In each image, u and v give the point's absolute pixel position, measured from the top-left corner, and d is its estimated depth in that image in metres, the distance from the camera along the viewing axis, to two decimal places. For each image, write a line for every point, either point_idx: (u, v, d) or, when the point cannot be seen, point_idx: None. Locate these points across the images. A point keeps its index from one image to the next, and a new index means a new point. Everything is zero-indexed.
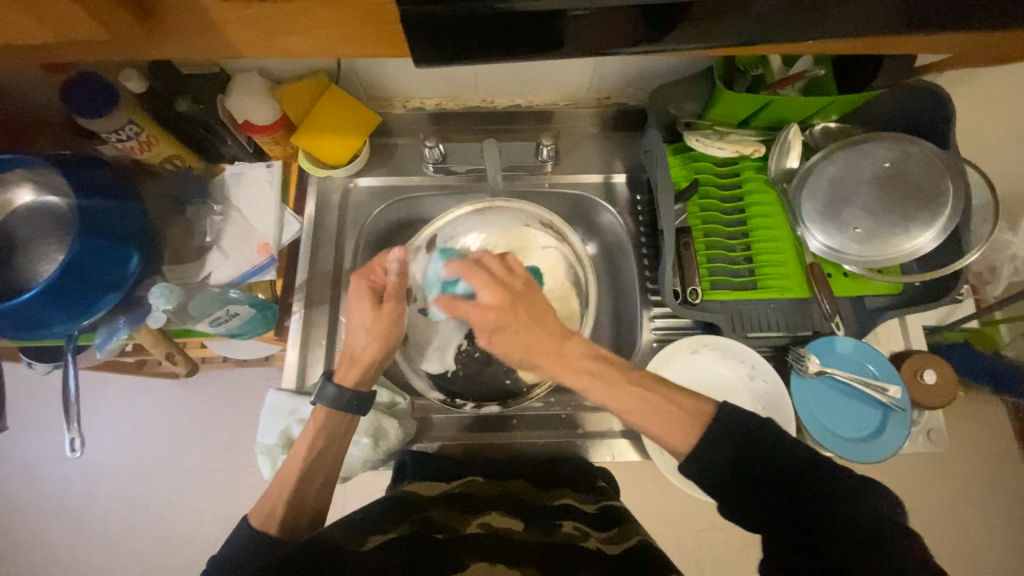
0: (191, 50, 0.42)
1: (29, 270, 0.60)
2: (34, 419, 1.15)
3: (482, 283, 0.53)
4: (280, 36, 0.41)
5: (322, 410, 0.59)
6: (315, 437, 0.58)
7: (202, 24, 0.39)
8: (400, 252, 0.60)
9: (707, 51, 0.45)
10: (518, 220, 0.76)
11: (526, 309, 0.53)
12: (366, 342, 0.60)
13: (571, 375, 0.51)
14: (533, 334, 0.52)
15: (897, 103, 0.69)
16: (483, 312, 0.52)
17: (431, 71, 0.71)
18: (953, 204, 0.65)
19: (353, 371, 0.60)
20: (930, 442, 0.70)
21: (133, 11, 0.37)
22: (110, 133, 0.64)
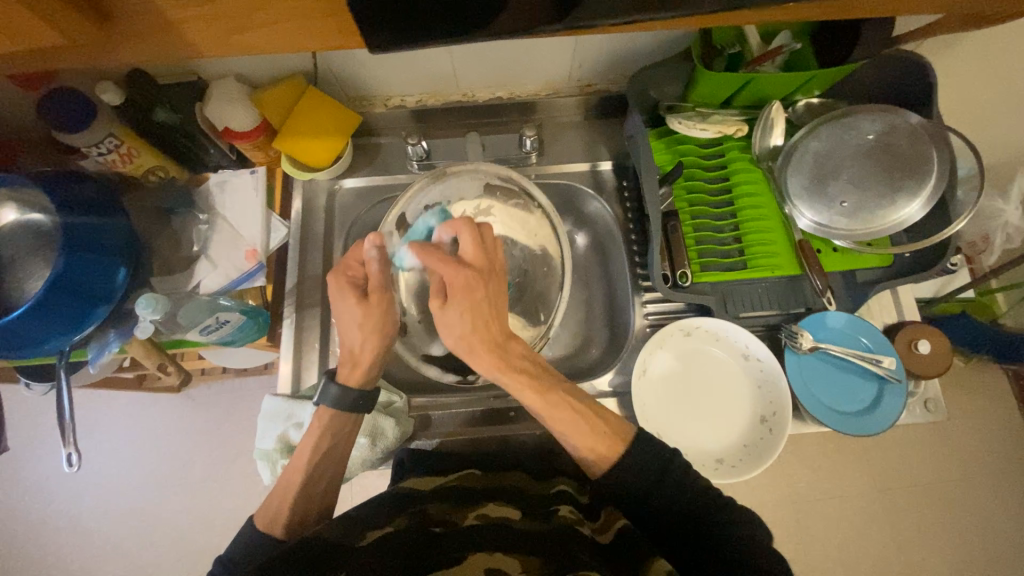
0: (154, 51, 0.41)
1: (17, 289, 0.60)
2: (37, 438, 1.15)
3: (467, 237, 0.53)
4: (240, 34, 0.40)
5: (326, 411, 0.59)
6: (308, 434, 0.58)
7: (162, 24, 0.38)
8: (376, 239, 0.58)
9: (685, 23, 0.44)
10: (478, 184, 0.72)
11: (492, 284, 0.54)
12: (364, 340, 0.60)
13: (505, 373, 0.53)
14: (488, 311, 0.52)
15: (879, 75, 0.68)
16: (459, 270, 0.52)
17: (410, 68, 0.71)
18: (939, 172, 0.65)
19: (357, 371, 0.61)
20: (928, 412, 0.69)
21: (90, 15, 0.37)
22: (90, 148, 0.64)
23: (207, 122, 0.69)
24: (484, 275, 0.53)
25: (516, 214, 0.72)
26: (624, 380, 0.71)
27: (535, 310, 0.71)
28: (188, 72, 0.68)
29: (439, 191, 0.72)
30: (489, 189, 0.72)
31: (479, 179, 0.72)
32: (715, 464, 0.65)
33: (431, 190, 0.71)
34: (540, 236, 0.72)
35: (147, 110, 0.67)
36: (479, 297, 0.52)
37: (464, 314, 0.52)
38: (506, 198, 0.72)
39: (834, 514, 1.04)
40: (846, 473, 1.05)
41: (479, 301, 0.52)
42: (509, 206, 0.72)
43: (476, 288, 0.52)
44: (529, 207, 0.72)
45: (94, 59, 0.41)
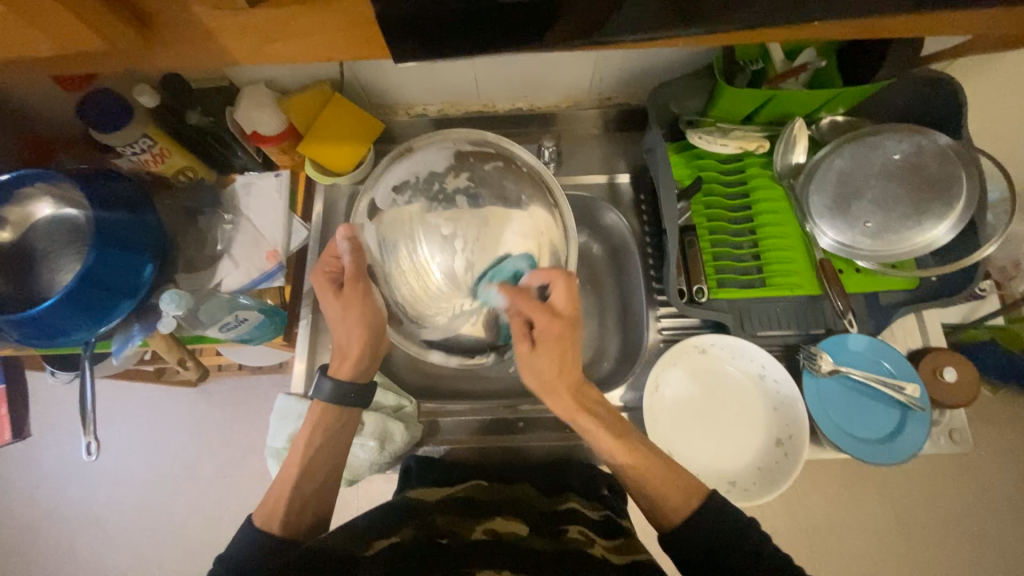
0: (187, 57, 0.42)
1: (49, 281, 0.62)
2: (59, 427, 1.18)
3: (559, 292, 0.57)
4: (272, 43, 0.40)
5: (319, 405, 0.60)
6: (316, 436, 0.59)
7: (196, 31, 0.39)
8: (344, 231, 0.58)
9: (711, 39, 0.43)
10: (448, 152, 0.64)
11: (575, 334, 0.57)
12: (349, 333, 0.60)
13: (582, 416, 0.56)
14: (571, 358, 0.57)
15: (906, 95, 0.67)
16: (550, 318, 0.56)
17: (434, 78, 0.72)
18: (969, 194, 0.64)
19: (347, 363, 0.61)
20: (953, 442, 0.67)
21: (129, 22, 0.38)
22: (125, 147, 0.67)
23: (235, 126, 0.71)
24: (573, 326, 0.57)
25: (492, 172, 0.64)
26: (634, 396, 0.70)
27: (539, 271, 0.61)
28: (221, 77, 0.71)
29: (406, 168, 0.64)
30: (461, 155, 0.64)
31: (448, 148, 0.65)
32: (727, 486, 0.63)
33: (394, 171, 0.64)
34: (530, 191, 0.64)
35: (181, 113, 0.70)
36: (566, 344, 0.56)
37: (554, 359, 0.56)
38: (482, 160, 0.64)
39: (850, 545, 1.00)
40: (863, 502, 1.02)
41: (567, 349, 0.57)
42: (492, 170, 0.64)
43: (565, 336, 0.56)
44: (514, 166, 0.65)
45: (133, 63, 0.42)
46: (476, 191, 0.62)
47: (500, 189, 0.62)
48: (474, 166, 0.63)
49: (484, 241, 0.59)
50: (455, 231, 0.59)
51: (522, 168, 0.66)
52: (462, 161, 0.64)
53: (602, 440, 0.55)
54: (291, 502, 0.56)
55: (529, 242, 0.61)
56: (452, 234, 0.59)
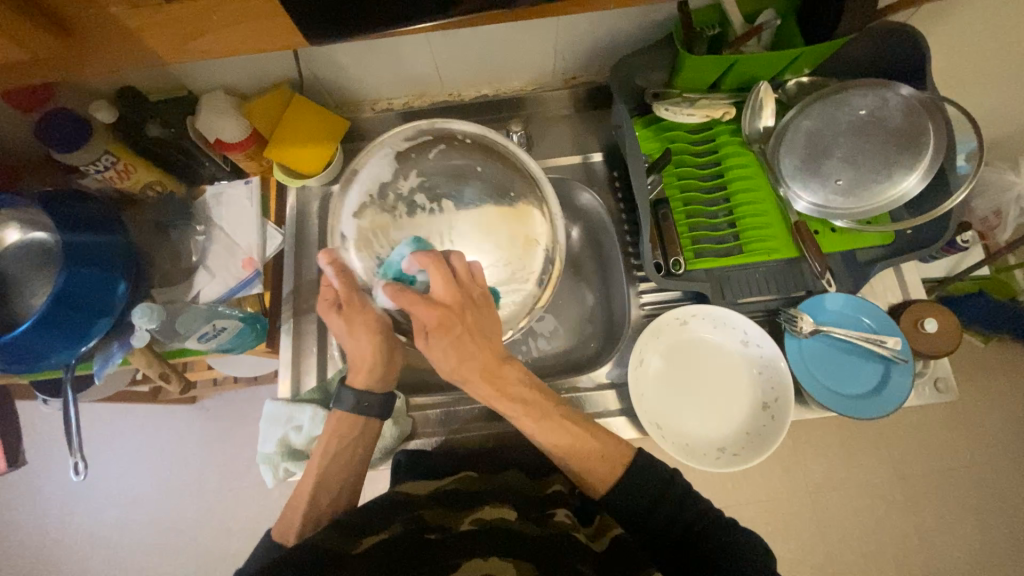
0: (118, 62, 0.41)
1: (22, 307, 0.62)
2: (59, 455, 1.18)
3: (439, 281, 0.53)
4: (198, 37, 0.39)
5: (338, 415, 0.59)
6: (332, 443, 0.59)
7: (120, 34, 0.38)
8: (325, 256, 0.57)
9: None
10: (391, 159, 0.66)
11: (473, 316, 0.54)
12: (362, 346, 0.58)
13: (506, 402, 0.54)
14: (473, 345, 0.53)
15: (868, 49, 0.66)
16: (431, 309, 0.52)
17: (395, 71, 0.71)
18: (936, 144, 0.64)
19: (361, 375, 0.60)
20: (938, 391, 0.67)
21: (51, 30, 0.37)
22: (87, 166, 0.66)
23: (198, 135, 0.71)
24: (461, 311, 0.53)
25: (439, 162, 0.67)
26: (621, 371, 0.70)
27: (522, 228, 0.66)
28: (178, 87, 0.71)
29: (361, 190, 0.65)
30: (403, 158, 0.66)
31: (391, 156, 0.66)
32: (716, 453, 0.64)
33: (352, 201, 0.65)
34: (480, 161, 0.68)
35: (140, 125, 0.68)
36: (459, 330, 0.53)
37: (449, 349, 0.53)
38: (424, 151, 0.67)
39: (853, 504, 1.01)
40: (863, 460, 1.03)
41: (460, 336, 0.53)
42: (440, 159, 0.67)
43: (451, 323, 0.53)
44: (457, 142, 0.68)
45: (68, 70, 0.41)
46: (435, 185, 0.67)
47: (452, 175, 0.67)
48: (422, 164, 0.67)
49: (467, 218, 0.65)
50: (436, 230, 0.64)
51: (464, 140, 0.68)
52: (410, 164, 0.66)
53: (530, 427, 0.55)
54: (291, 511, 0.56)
55: (502, 205, 0.66)
56: (437, 234, 0.64)
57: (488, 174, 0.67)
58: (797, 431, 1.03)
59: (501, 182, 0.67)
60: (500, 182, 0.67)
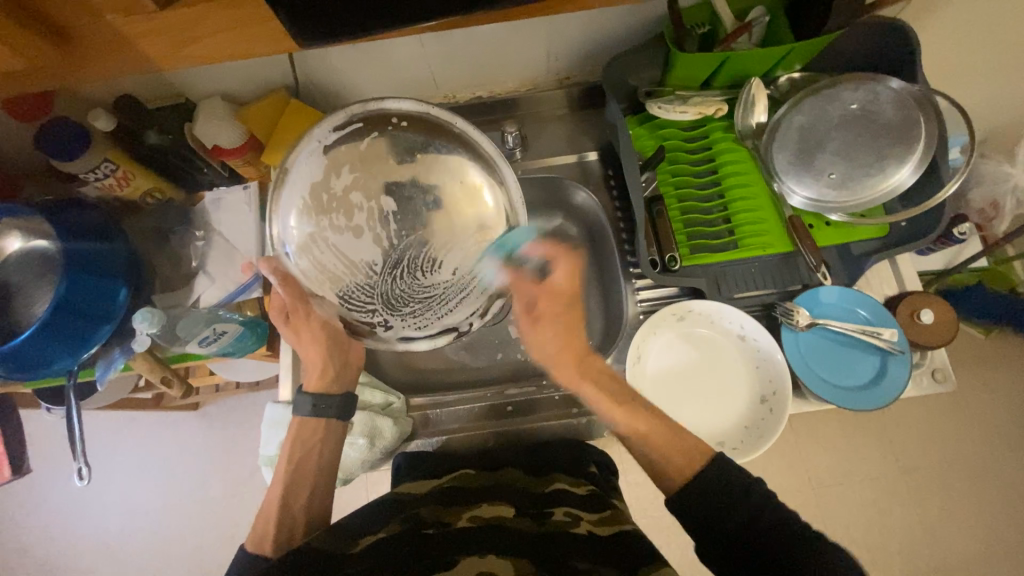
0: (114, 69, 0.42)
1: (25, 315, 0.62)
2: (63, 463, 1.19)
3: (560, 270, 0.61)
4: (195, 43, 0.40)
5: (298, 419, 0.61)
6: (295, 446, 0.60)
7: (116, 42, 0.39)
8: (265, 263, 0.56)
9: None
10: (318, 156, 0.55)
11: (566, 304, 0.61)
12: (312, 347, 0.61)
13: (585, 384, 0.59)
14: (574, 334, 0.61)
15: (858, 44, 0.67)
16: (548, 295, 0.61)
17: (389, 75, 0.72)
18: (927, 136, 0.64)
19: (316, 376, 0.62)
20: (936, 382, 0.67)
21: (46, 38, 0.37)
22: (86, 174, 0.67)
23: (196, 142, 0.72)
24: (572, 300, 0.61)
25: (374, 151, 0.57)
26: (620, 368, 0.71)
27: (478, 225, 0.59)
28: (175, 94, 0.71)
29: (287, 198, 0.55)
30: (330, 151, 0.56)
31: (317, 153, 0.55)
32: (716, 447, 0.64)
33: (279, 209, 0.55)
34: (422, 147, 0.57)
35: (139, 134, 0.69)
36: (566, 324, 0.61)
37: (553, 335, 0.60)
38: (356, 142, 0.56)
39: (857, 498, 1.01)
40: (865, 454, 1.03)
41: (568, 321, 0.61)
42: (374, 153, 0.57)
43: (570, 310, 0.61)
44: (393, 127, 0.57)
45: (64, 79, 0.42)
46: (372, 180, 0.57)
47: (392, 168, 0.57)
48: (353, 158, 0.56)
49: (410, 220, 0.58)
50: (379, 235, 0.57)
51: (400, 123, 0.57)
52: (338, 160, 0.56)
53: (597, 409, 0.58)
54: (276, 520, 0.56)
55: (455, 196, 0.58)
56: (382, 237, 0.57)
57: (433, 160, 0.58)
58: (798, 426, 1.04)
59: (450, 171, 0.58)
60: (446, 172, 0.58)
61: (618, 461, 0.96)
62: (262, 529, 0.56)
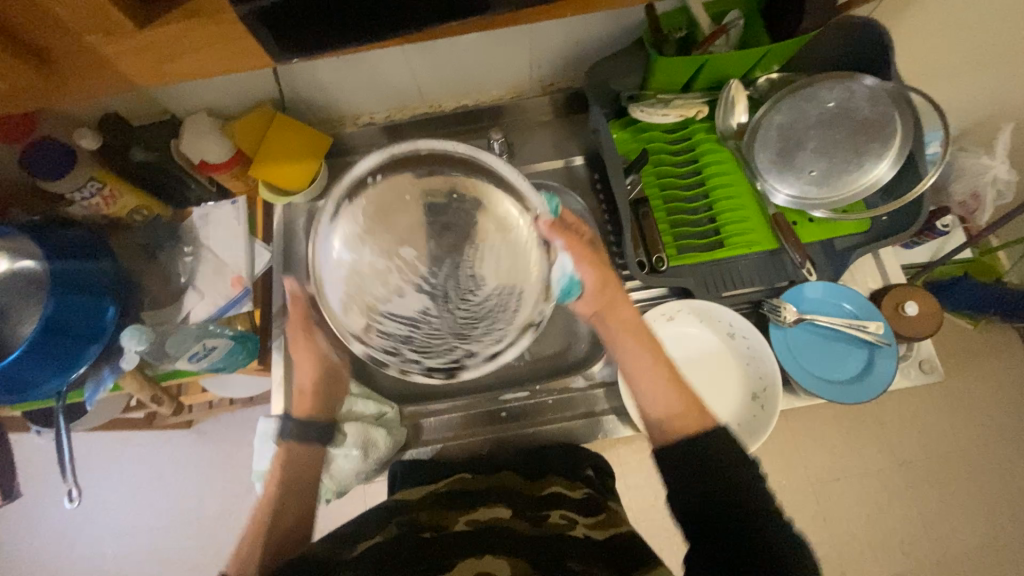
0: (94, 89, 0.42)
1: (11, 336, 0.62)
2: (55, 488, 1.17)
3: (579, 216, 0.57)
4: (176, 61, 0.40)
5: (283, 448, 0.58)
6: (280, 475, 0.57)
7: (97, 63, 0.39)
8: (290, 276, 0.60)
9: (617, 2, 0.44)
10: (332, 253, 0.52)
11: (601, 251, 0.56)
12: (308, 369, 0.61)
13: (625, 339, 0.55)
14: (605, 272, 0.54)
15: (833, 44, 0.68)
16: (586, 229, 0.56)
17: (374, 86, 0.73)
18: (903, 132, 0.66)
19: (301, 402, 0.61)
20: (923, 373, 0.68)
21: (27, 61, 0.38)
22: (73, 193, 0.67)
23: (183, 158, 0.72)
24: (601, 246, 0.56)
25: (371, 216, 0.53)
26: (613, 370, 0.71)
27: (501, 223, 0.54)
28: (162, 110, 0.71)
29: (326, 301, 0.51)
30: (337, 240, 0.52)
31: (332, 250, 0.52)
32: None
33: (330, 313, 0.51)
34: (406, 185, 0.53)
35: (125, 150, 0.69)
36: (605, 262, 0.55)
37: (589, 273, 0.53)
38: (352, 216, 0.52)
39: (856, 493, 1.02)
40: (861, 448, 1.03)
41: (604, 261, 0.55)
42: (371, 211, 0.53)
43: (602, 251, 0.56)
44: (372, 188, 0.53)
45: (46, 100, 0.42)
46: (383, 239, 0.52)
47: (394, 221, 0.53)
48: (361, 233, 0.52)
49: (436, 251, 0.54)
50: (419, 281, 0.53)
51: (376, 179, 0.53)
52: (351, 243, 0.52)
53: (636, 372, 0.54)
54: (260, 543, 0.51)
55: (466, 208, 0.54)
56: (430, 282, 0.53)
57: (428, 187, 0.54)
58: (795, 423, 1.04)
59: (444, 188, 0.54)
60: (443, 190, 0.54)
61: (617, 464, 0.96)
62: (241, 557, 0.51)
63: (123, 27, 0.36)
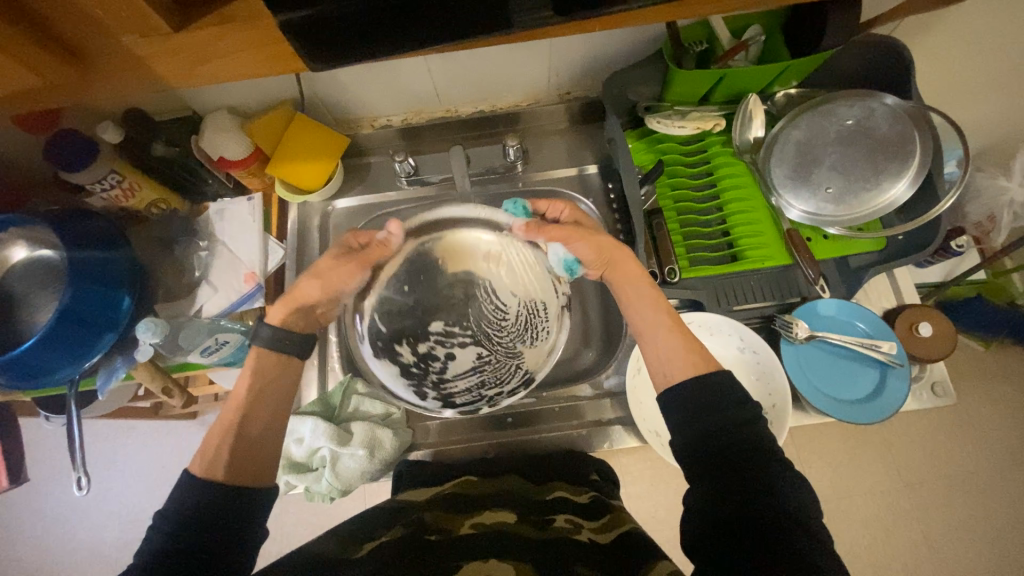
0: (124, 84, 0.42)
1: (29, 323, 0.63)
2: (59, 476, 1.18)
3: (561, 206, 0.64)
4: (207, 62, 0.41)
5: (257, 353, 0.56)
6: (257, 379, 0.54)
7: (131, 61, 0.40)
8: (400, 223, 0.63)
9: (649, 13, 0.43)
10: (389, 369, 0.66)
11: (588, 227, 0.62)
12: (317, 287, 0.59)
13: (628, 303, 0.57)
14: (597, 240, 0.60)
15: (853, 63, 0.68)
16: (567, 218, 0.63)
17: (393, 88, 0.73)
18: (922, 152, 0.65)
19: (281, 307, 0.58)
20: (935, 396, 0.68)
21: (64, 57, 0.39)
22: (94, 184, 0.67)
23: (202, 153, 0.73)
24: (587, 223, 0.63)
25: (391, 320, 0.66)
26: (620, 380, 0.71)
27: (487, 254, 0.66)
28: (184, 108, 0.73)
29: (407, 397, 0.66)
30: (382, 356, 0.66)
31: (388, 366, 0.66)
32: None
33: (417, 403, 0.66)
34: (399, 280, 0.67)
35: (146, 144, 0.71)
36: (593, 233, 0.60)
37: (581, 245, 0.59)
38: (377, 330, 0.66)
39: (860, 512, 1.00)
40: (868, 468, 1.02)
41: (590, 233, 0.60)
42: (386, 313, 0.66)
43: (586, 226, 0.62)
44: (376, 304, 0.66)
45: (78, 93, 0.43)
46: (415, 327, 0.67)
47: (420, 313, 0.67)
48: (398, 333, 0.66)
49: (453, 311, 0.67)
50: (462, 338, 0.67)
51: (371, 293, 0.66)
52: (395, 347, 0.66)
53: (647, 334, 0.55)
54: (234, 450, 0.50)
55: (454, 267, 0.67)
56: (474, 330, 0.67)
57: (424, 280, 0.67)
58: (801, 440, 1.03)
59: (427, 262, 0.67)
60: (423, 262, 0.67)
61: (619, 473, 0.95)
62: (212, 456, 0.49)
63: (160, 29, 0.37)
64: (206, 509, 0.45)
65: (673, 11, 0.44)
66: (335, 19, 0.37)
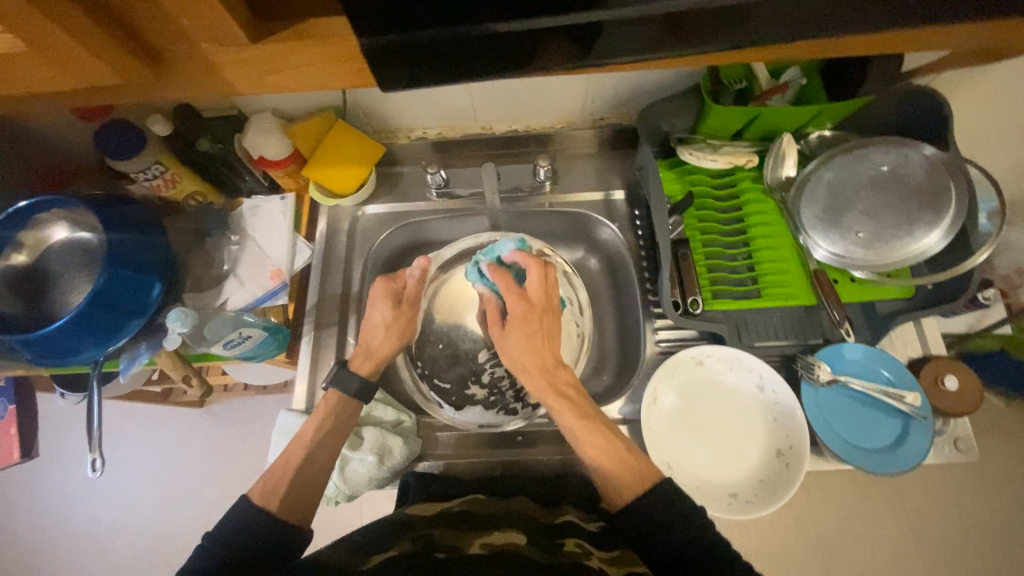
0: (190, 87, 0.44)
1: (61, 302, 0.64)
2: (66, 453, 1.19)
3: (535, 278, 0.62)
4: (273, 73, 0.43)
5: (334, 396, 0.62)
6: (320, 420, 0.60)
7: (204, 66, 0.42)
8: (422, 261, 0.67)
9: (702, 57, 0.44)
10: (472, 411, 0.74)
11: (546, 322, 0.61)
12: (384, 338, 0.67)
13: (549, 394, 0.58)
14: (540, 341, 0.60)
15: (890, 111, 0.69)
16: (520, 302, 0.61)
17: (433, 102, 0.75)
18: (958, 204, 0.65)
19: (367, 363, 0.66)
20: (959, 452, 0.65)
21: (142, 60, 0.40)
22: (138, 172, 0.70)
23: (243, 151, 0.75)
24: (542, 313, 0.61)
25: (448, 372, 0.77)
26: (634, 409, 0.70)
27: None
28: (229, 106, 0.74)
29: (492, 418, 0.73)
30: (456, 404, 0.75)
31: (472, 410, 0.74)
32: (727, 498, 0.63)
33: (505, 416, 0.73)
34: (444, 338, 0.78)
35: (191, 139, 0.73)
36: (538, 335, 0.60)
37: (519, 341, 0.60)
38: (440, 386, 0.76)
39: (868, 564, 0.97)
40: (879, 519, 0.99)
41: (534, 334, 0.60)
42: (439, 367, 0.77)
43: (533, 322, 0.60)
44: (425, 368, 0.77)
45: (145, 92, 0.45)
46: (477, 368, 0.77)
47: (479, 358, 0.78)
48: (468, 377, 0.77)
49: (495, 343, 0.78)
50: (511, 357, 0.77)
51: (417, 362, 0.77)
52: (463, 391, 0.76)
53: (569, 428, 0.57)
54: (290, 481, 0.55)
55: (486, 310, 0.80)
56: None
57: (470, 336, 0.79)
58: (811, 484, 1.00)
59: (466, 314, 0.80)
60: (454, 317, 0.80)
61: None
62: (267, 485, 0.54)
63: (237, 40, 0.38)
64: (238, 528, 0.48)
65: (724, 57, 0.45)
66: (406, 46, 0.38)
